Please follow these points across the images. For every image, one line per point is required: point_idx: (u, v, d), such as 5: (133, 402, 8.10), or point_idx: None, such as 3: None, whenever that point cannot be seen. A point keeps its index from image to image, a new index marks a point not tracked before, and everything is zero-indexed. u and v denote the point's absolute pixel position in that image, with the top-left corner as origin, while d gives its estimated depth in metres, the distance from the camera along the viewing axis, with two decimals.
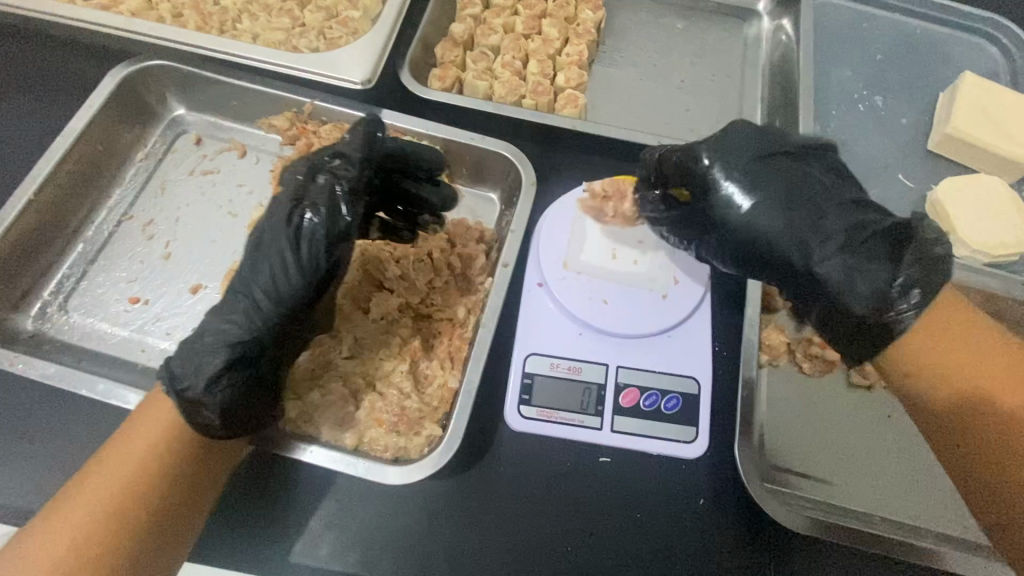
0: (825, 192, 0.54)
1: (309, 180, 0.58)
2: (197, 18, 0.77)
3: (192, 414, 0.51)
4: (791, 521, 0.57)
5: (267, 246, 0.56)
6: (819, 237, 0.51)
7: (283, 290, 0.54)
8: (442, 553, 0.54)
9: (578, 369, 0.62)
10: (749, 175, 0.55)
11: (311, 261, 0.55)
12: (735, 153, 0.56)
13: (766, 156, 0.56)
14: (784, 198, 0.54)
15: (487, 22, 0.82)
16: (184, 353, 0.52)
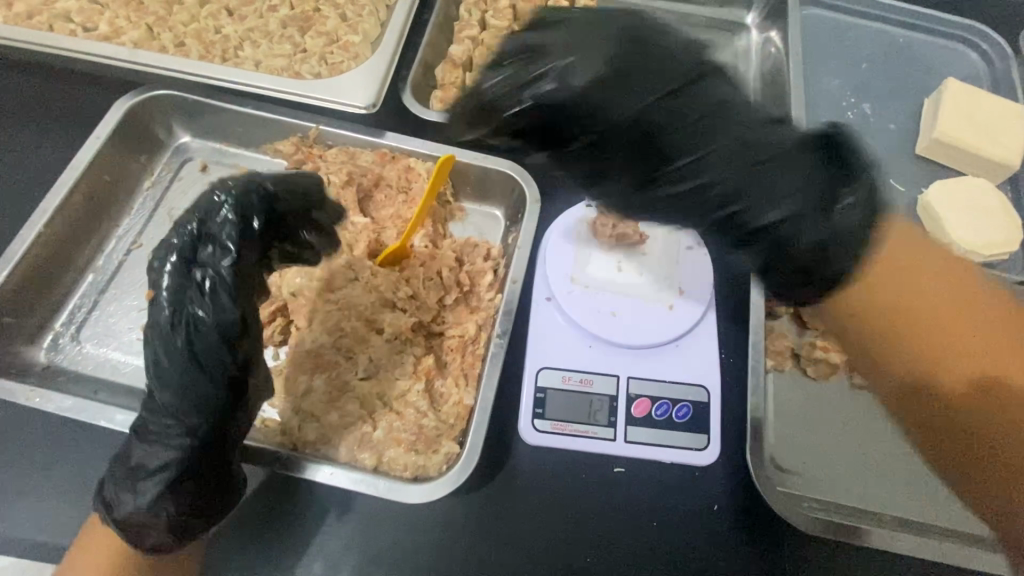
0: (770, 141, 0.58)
1: (184, 285, 0.54)
2: (200, 47, 0.79)
3: (140, 536, 0.51)
4: (803, 524, 0.58)
5: (160, 361, 0.53)
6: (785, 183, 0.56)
7: (194, 398, 0.52)
8: (463, 569, 0.55)
9: (589, 381, 0.63)
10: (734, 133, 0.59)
11: (205, 370, 0.52)
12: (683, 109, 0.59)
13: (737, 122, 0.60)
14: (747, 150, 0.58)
15: (485, 43, 0.83)
16: (114, 478, 0.52)
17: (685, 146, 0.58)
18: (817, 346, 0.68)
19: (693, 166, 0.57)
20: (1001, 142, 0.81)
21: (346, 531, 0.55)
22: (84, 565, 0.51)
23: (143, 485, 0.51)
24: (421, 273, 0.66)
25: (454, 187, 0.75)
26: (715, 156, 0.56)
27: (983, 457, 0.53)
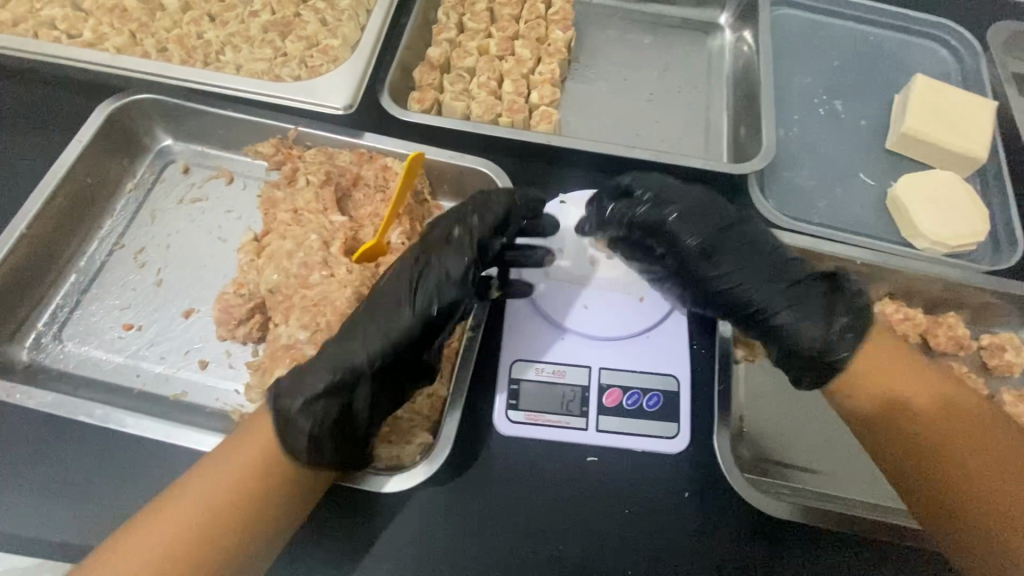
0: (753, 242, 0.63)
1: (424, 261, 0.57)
2: (182, 52, 0.81)
3: (286, 424, 0.52)
4: (770, 508, 0.59)
5: (386, 294, 0.56)
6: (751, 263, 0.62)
7: (395, 332, 0.55)
8: (437, 557, 0.56)
9: (562, 372, 0.64)
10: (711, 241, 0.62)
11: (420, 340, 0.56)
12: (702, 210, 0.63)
13: (724, 228, 0.63)
14: (740, 263, 0.62)
15: (462, 45, 0.85)
16: (296, 372, 0.54)
17: (700, 235, 0.62)
18: None
19: (697, 252, 0.62)
20: (968, 136, 0.83)
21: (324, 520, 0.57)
22: (202, 486, 0.51)
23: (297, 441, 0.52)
24: None
25: (431, 186, 0.77)
26: (730, 261, 0.62)
27: (966, 512, 0.54)
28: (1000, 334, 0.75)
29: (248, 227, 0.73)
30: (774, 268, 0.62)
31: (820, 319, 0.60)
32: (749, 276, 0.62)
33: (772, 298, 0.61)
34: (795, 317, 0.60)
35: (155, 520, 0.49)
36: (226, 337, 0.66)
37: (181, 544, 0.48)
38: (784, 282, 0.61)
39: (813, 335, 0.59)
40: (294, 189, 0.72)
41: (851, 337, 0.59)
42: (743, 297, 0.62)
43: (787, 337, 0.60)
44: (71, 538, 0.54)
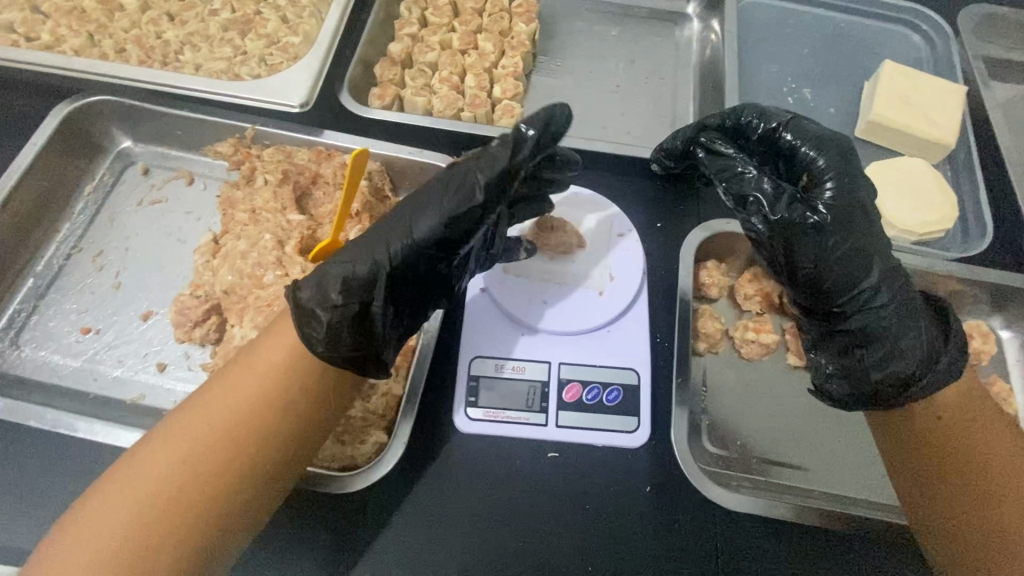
0: (881, 241, 0.58)
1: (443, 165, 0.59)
2: (140, 53, 0.80)
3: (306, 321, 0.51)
4: (731, 502, 0.59)
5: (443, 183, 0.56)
6: (870, 264, 0.57)
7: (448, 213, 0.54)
8: (394, 558, 0.55)
9: (521, 368, 0.64)
10: (843, 220, 0.57)
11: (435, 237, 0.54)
12: (852, 190, 0.58)
13: (864, 212, 0.58)
14: (859, 255, 0.57)
15: (425, 40, 0.84)
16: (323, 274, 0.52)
17: (824, 208, 0.58)
18: (750, 328, 0.69)
19: (823, 222, 0.57)
20: (935, 122, 0.82)
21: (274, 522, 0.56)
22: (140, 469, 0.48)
23: (312, 307, 0.51)
24: None
25: (393, 182, 0.76)
26: (848, 241, 0.57)
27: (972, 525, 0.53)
28: (968, 322, 0.74)
29: (208, 228, 0.73)
30: (890, 271, 0.57)
31: (925, 338, 0.56)
32: (868, 266, 0.57)
33: (881, 297, 0.57)
34: (892, 325, 0.56)
35: (197, 412, 0.50)
36: (183, 339, 0.65)
37: (219, 438, 0.49)
38: (898, 286, 0.57)
39: (910, 360, 0.56)
40: (252, 189, 0.71)
41: (947, 368, 0.56)
42: (844, 285, 0.57)
43: (884, 349, 0.56)
44: (20, 545, 0.53)
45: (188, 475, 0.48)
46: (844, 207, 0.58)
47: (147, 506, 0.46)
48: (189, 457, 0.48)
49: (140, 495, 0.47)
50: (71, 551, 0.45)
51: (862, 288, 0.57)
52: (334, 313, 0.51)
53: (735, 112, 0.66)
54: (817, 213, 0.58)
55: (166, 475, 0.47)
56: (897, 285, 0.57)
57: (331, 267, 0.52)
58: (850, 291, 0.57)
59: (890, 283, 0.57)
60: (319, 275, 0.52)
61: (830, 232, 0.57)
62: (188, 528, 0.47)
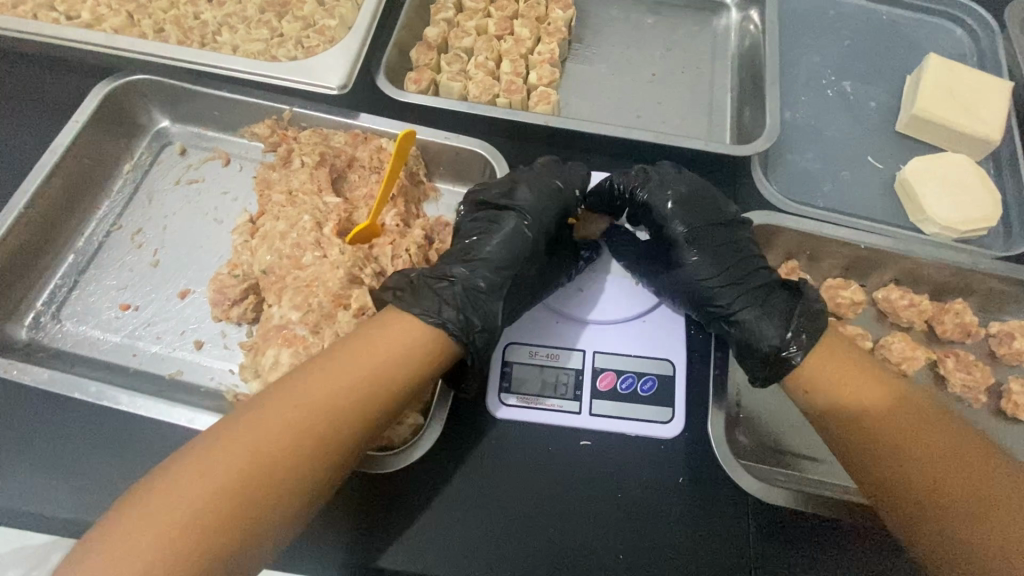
0: (735, 248, 0.65)
1: (484, 197, 0.65)
2: (179, 33, 0.80)
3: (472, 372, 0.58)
4: (768, 495, 0.58)
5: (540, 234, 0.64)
6: (722, 268, 0.63)
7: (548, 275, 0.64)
8: (427, 539, 0.56)
9: (555, 355, 0.64)
10: (692, 238, 0.65)
11: (503, 280, 0.61)
12: (699, 208, 0.66)
13: (712, 224, 0.65)
14: (712, 263, 0.64)
15: (460, 25, 0.84)
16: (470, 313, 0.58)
17: (672, 253, 0.66)
18: None
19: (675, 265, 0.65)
20: (982, 117, 0.80)
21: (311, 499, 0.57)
22: (248, 434, 0.47)
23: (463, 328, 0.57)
24: (389, 251, 0.66)
25: (427, 168, 0.76)
26: (698, 269, 0.64)
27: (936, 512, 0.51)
28: (1010, 322, 0.73)
29: (244, 209, 0.73)
30: (738, 272, 0.63)
31: (779, 324, 0.61)
32: (720, 280, 0.63)
33: (732, 297, 0.62)
34: (750, 327, 0.61)
35: (314, 373, 0.51)
36: (221, 317, 0.66)
37: (297, 433, 0.48)
38: (745, 283, 0.63)
39: (768, 341, 0.61)
40: (289, 171, 0.71)
41: (806, 339, 0.59)
42: (708, 307, 0.63)
43: (747, 340, 0.62)
44: (65, 514, 0.55)
45: (301, 427, 0.48)
46: (692, 226, 0.65)
47: (248, 474, 0.46)
48: (303, 414, 0.49)
49: (257, 445, 0.47)
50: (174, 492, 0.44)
51: (719, 290, 0.63)
52: (459, 323, 0.56)
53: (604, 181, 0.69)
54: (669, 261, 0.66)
55: (277, 431, 0.48)
56: (749, 280, 0.63)
57: (474, 318, 0.58)
58: (714, 307, 0.63)
59: (739, 279, 0.63)
60: (429, 293, 0.57)
61: (681, 251, 0.65)
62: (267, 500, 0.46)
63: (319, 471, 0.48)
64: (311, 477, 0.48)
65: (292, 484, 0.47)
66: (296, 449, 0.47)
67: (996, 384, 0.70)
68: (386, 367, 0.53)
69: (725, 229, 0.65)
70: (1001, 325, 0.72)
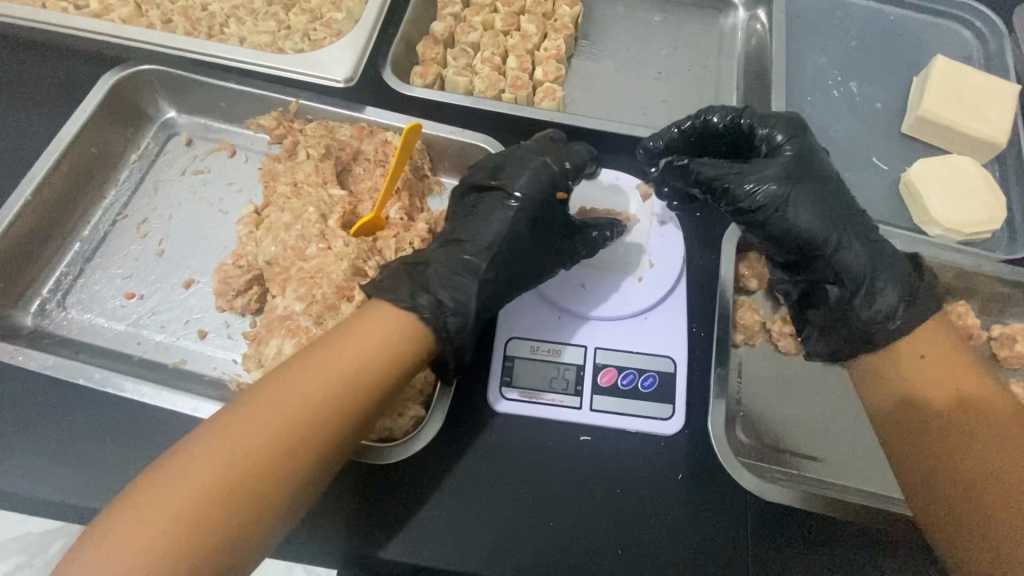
0: (839, 193, 0.63)
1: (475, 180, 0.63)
2: (187, 24, 0.80)
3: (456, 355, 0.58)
4: (766, 493, 0.59)
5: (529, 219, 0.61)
6: (831, 207, 0.61)
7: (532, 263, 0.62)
8: (428, 530, 0.56)
9: (557, 351, 0.64)
10: (804, 174, 0.62)
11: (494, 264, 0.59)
12: (807, 146, 0.64)
13: (818, 167, 0.63)
14: (824, 203, 0.61)
15: (467, 20, 0.84)
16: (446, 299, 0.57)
17: (781, 176, 0.61)
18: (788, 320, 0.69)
19: (782, 189, 0.60)
20: (989, 120, 0.80)
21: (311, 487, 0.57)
22: (224, 439, 0.46)
23: (444, 316, 0.56)
24: (392, 244, 0.66)
25: (432, 162, 0.76)
26: (804, 199, 0.60)
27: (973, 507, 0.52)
28: (1012, 325, 0.73)
29: (249, 199, 0.73)
30: (846, 215, 0.62)
31: (894, 277, 0.60)
32: (833, 221, 0.60)
33: (848, 240, 0.60)
34: (871, 267, 0.60)
35: (292, 374, 0.50)
36: (225, 308, 0.66)
37: (277, 435, 0.47)
38: (857, 226, 0.62)
39: (888, 291, 0.60)
40: (294, 163, 0.71)
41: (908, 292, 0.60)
42: (821, 241, 0.60)
43: (867, 283, 0.60)
44: (67, 499, 0.55)
45: (282, 430, 0.47)
46: (801, 163, 0.62)
47: (228, 480, 0.45)
48: (281, 416, 0.48)
49: (236, 448, 0.46)
50: (149, 504, 0.43)
51: (838, 231, 0.60)
52: (430, 308, 0.56)
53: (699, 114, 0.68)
54: (768, 185, 0.60)
55: (254, 435, 0.47)
56: (858, 224, 0.62)
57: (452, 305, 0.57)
58: (833, 248, 0.60)
59: (849, 224, 0.61)
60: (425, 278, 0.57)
61: (798, 184, 0.60)
62: (248, 508, 0.45)
63: (307, 469, 0.48)
64: (299, 476, 0.47)
65: (279, 483, 0.46)
66: (284, 447, 0.47)
67: (997, 387, 0.70)
68: (387, 360, 0.53)
69: (829, 174, 0.64)
70: (1003, 327, 0.72)
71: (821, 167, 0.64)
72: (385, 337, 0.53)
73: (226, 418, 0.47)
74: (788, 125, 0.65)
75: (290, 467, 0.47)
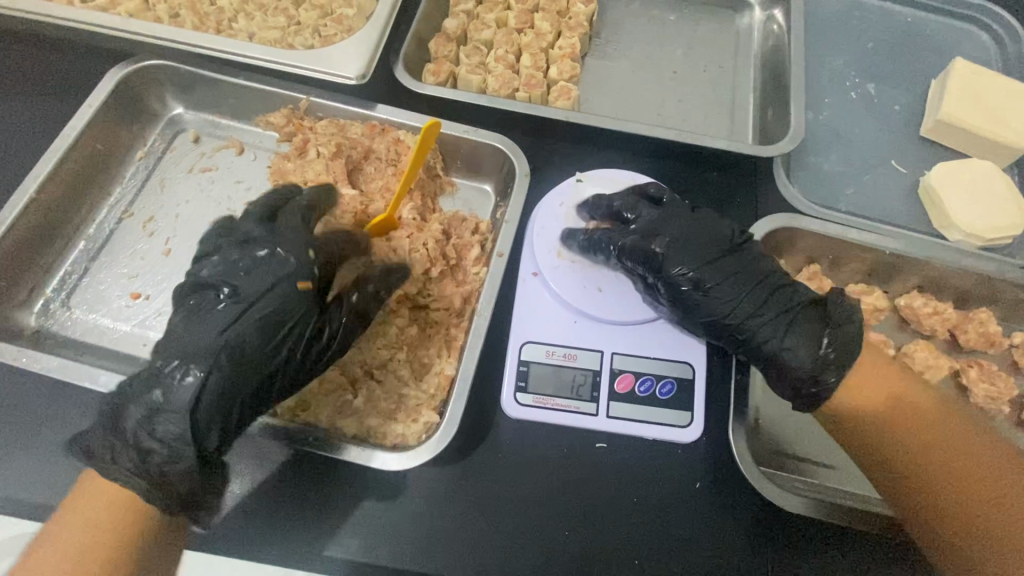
0: (750, 264, 0.60)
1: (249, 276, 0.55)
2: (194, 18, 0.79)
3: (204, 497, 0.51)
4: (787, 503, 0.57)
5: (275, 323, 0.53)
6: (737, 287, 0.58)
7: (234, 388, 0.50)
8: (441, 540, 0.55)
9: (573, 356, 0.63)
10: (702, 265, 0.59)
11: (212, 365, 0.48)
12: (690, 225, 0.61)
13: (716, 247, 0.60)
14: (735, 290, 0.58)
15: (480, 17, 0.83)
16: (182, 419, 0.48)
17: (691, 279, 0.59)
18: None
19: (700, 288, 0.58)
20: (1010, 123, 0.78)
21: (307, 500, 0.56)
22: None
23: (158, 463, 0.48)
24: (407, 245, 0.65)
25: (444, 162, 0.74)
26: (729, 285, 0.58)
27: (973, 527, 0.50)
28: None
29: (257, 199, 0.72)
30: (762, 290, 0.59)
31: (814, 340, 0.56)
32: (745, 307, 0.58)
33: (767, 320, 0.57)
34: (788, 345, 0.56)
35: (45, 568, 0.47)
36: None
37: None
38: (774, 294, 0.59)
39: (812, 361, 0.56)
40: (304, 162, 0.70)
41: (839, 365, 0.55)
42: (742, 331, 0.58)
43: (795, 366, 0.56)
44: None
45: None
46: (695, 253, 0.59)
47: None
48: None
49: None
50: None
51: (755, 317, 0.57)
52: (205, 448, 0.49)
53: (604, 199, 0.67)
54: (691, 266, 0.59)
55: None
56: (775, 290, 0.59)
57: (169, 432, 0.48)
58: (753, 338, 0.58)
59: (760, 294, 0.58)
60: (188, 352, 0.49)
61: (700, 284, 0.58)
62: None
63: None
64: None
65: None
66: None
67: (1019, 396, 0.69)
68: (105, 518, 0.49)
69: (731, 247, 0.61)
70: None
71: (722, 239, 0.61)
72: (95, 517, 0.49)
73: None
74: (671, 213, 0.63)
75: None
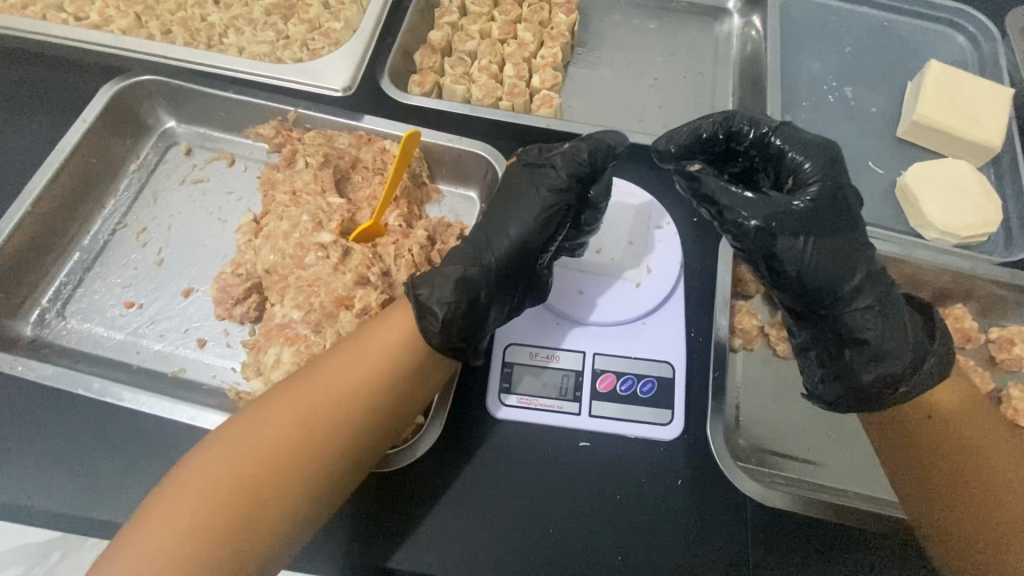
0: (859, 246, 0.56)
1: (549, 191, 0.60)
2: (186, 35, 0.81)
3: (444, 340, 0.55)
4: (765, 497, 0.58)
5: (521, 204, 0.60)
6: (833, 255, 0.55)
7: (504, 261, 0.58)
8: (426, 540, 0.56)
9: (556, 357, 0.64)
10: (817, 228, 0.55)
11: (480, 263, 0.57)
12: (837, 194, 0.57)
13: (838, 216, 0.56)
14: (836, 258, 0.55)
15: (464, 29, 0.85)
16: (427, 277, 0.56)
17: (794, 229, 0.54)
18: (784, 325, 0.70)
19: (801, 244, 0.54)
20: (984, 123, 0.80)
21: (340, 516, 0.56)
22: (211, 461, 0.49)
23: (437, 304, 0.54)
24: (392, 251, 0.66)
25: (429, 170, 0.76)
26: (821, 235, 0.55)
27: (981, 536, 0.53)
28: (1010, 327, 0.72)
29: (248, 208, 0.74)
30: (871, 273, 0.56)
31: (911, 341, 0.55)
32: (843, 275, 0.55)
33: (860, 299, 0.55)
34: (876, 333, 0.55)
35: (286, 396, 0.52)
36: (224, 316, 0.66)
37: (239, 449, 0.49)
38: (879, 287, 0.56)
39: (897, 357, 0.54)
40: (293, 171, 0.71)
41: (932, 366, 0.55)
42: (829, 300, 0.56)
43: (871, 352, 0.55)
44: (65, 509, 0.55)
45: (246, 453, 0.49)
46: (820, 215, 0.55)
47: (198, 494, 0.47)
48: (256, 439, 0.50)
49: (210, 473, 0.48)
50: (168, 513, 0.47)
51: (848, 292, 0.55)
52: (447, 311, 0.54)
53: (726, 120, 0.62)
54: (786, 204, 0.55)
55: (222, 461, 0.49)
56: (874, 278, 0.56)
57: (433, 279, 0.56)
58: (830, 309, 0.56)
59: (863, 278, 0.56)
60: (434, 277, 0.56)
61: (803, 246, 0.54)
62: (258, 520, 0.48)
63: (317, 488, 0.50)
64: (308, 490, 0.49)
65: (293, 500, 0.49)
66: (231, 460, 0.49)
67: (996, 390, 0.70)
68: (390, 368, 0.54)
69: (849, 222, 0.57)
70: (1000, 330, 0.72)
71: (847, 214, 0.57)
72: (384, 359, 0.54)
73: (206, 442, 0.50)
74: (824, 170, 0.57)
75: (294, 487, 0.49)
